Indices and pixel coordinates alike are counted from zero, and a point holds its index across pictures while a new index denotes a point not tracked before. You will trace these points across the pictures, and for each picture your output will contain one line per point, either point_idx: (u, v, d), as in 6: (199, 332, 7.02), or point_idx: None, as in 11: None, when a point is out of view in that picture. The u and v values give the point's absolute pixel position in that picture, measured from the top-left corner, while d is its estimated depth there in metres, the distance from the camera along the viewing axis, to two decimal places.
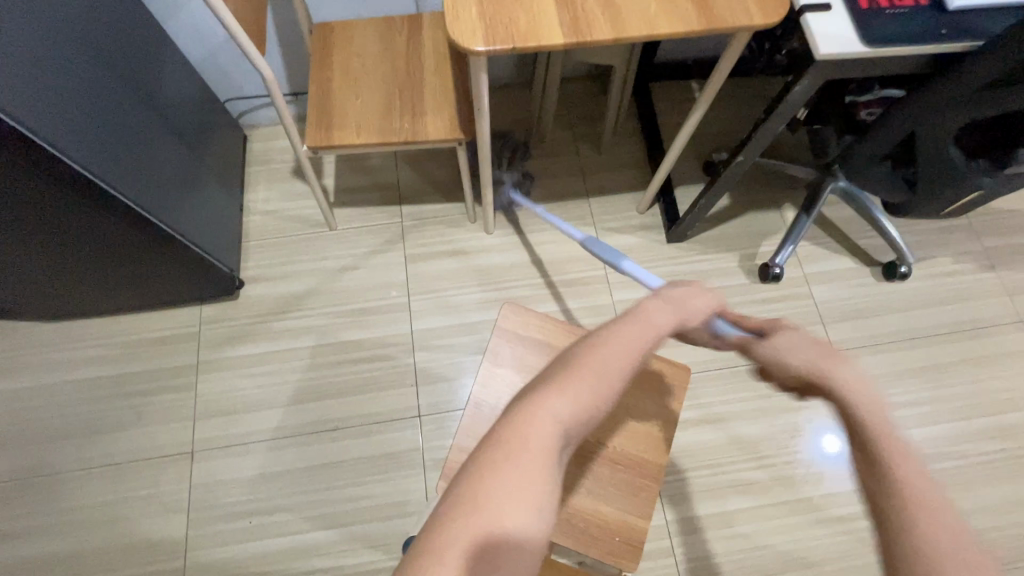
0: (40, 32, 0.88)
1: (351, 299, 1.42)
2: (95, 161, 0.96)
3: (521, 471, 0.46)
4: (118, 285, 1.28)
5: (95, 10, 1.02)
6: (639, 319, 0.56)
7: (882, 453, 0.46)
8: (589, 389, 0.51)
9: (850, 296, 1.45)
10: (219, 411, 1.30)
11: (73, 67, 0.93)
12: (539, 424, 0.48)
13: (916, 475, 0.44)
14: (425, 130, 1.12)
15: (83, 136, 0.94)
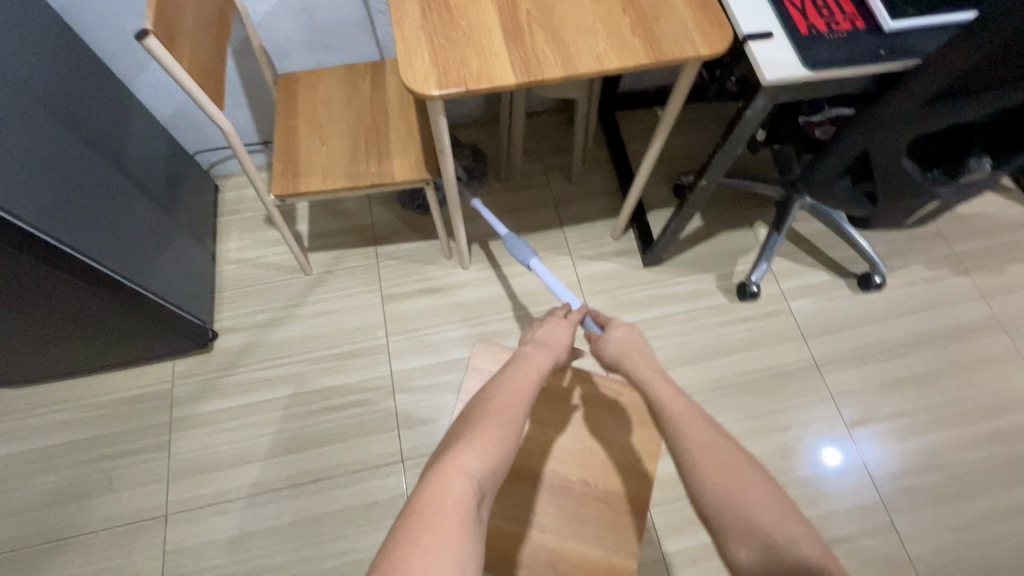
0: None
1: (328, 343, 1.40)
2: (55, 227, 0.94)
3: (447, 513, 0.52)
4: (85, 345, 1.24)
5: (55, 75, 1.03)
6: (520, 364, 0.73)
7: (684, 442, 0.63)
8: (493, 432, 0.62)
9: (828, 309, 1.45)
10: (194, 470, 1.26)
11: (32, 133, 0.94)
12: (455, 475, 0.56)
13: (700, 443, 0.62)
14: (391, 172, 1.13)
15: (42, 200, 0.93)
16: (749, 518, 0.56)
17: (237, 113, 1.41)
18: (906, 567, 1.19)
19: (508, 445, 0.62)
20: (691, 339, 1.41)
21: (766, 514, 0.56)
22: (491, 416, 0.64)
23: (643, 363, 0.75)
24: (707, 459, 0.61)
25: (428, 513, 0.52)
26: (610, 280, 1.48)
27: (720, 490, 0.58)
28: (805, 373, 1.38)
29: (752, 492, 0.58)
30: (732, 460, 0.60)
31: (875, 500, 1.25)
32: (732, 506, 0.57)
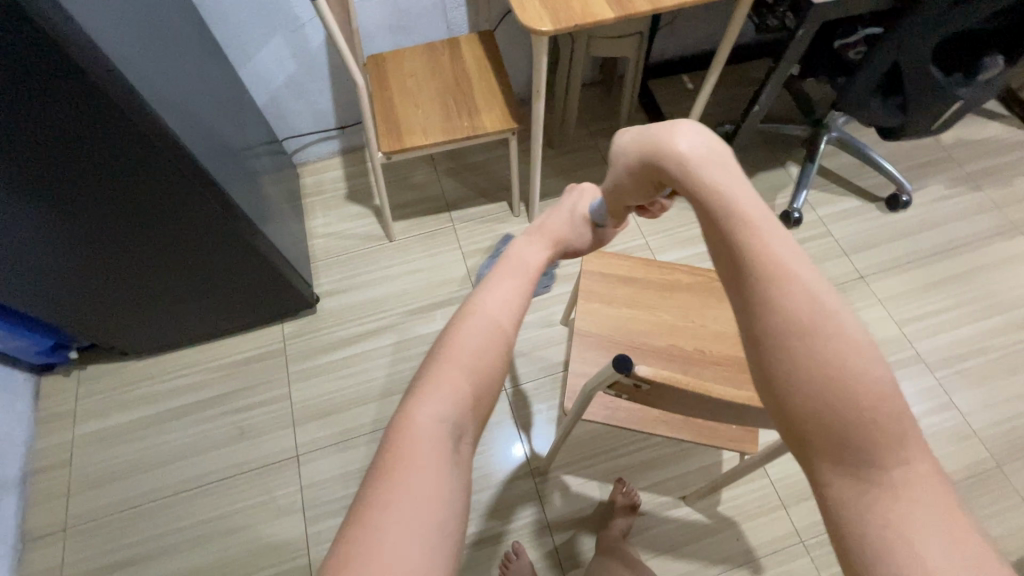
0: (178, 75, 1.06)
1: (421, 297, 1.54)
2: (218, 174, 1.11)
3: (421, 456, 0.49)
4: (212, 308, 1.38)
5: (203, 61, 1.21)
6: (500, 280, 0.68)
7: (762, 263, 0.44)
8: (466, 365, 0.57)
9: (864, 228, 1.62)
10: (317, 414, 1.38)
11: (198, 104, 1.12)
12: (429, 415, 0.52)
13: (794, 281, 0.42)
14: (483, 125, 1.29)
15: (207, 151, 1.09)
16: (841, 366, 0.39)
17: (321, 99, 1.58)
18: (970, 436, 1.32)
19: (481, 381, 0.57)
20: None
21: (872, 397, 0.38)
22: (453, 358, 0.57)
23: (724, 163, 0.52)
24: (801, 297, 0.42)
25: (399, 457, 0.48)
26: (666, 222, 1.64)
27: (803, 326, 0.40)
28: (851, 283, 1.53)
29: (857, 353, 0.39)
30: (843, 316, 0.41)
31: (933, 383, 1.39)
32: (821, 355, 0.39)
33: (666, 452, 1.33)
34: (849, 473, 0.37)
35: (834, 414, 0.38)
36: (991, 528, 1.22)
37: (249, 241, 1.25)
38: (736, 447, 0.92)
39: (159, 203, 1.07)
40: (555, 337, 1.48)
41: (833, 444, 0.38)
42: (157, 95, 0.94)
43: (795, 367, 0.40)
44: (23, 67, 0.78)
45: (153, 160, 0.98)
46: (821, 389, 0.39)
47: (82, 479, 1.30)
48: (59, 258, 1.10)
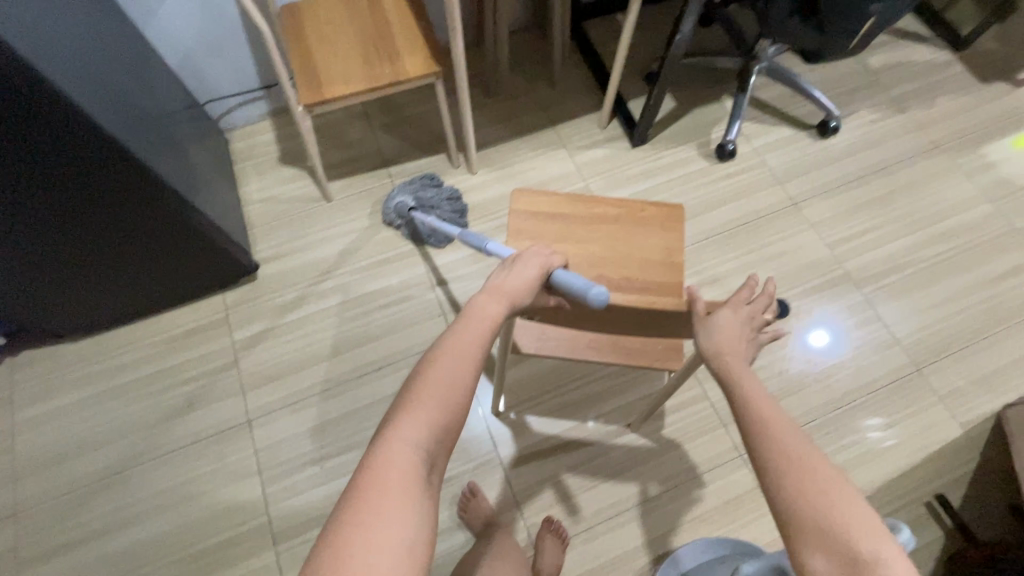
0: (68, 31, 0.99)
1: (364, 255, 1.52)
2: (121, 131, 1.04)
3: (392, 481, 0.57)
4: (145, 281, 1.34)
5: (94, 14, 1.13)
6: (470, 324, 0.73)
7: (759, 413, 0.61)
8: (434, 404, 0.64)
9: (796, 156, 1.65)
10: (265, 379, 1.37)
11: (95, 62, 1.05)
12: (400, 445, 0.60)
13: (787, 425, 0.59)
14: (405, 70, 1.25)
15: (107, 105, 1.02)
16: (813, 475, 0.54)
17: (239, 56, 1.50)
18: (892, 344, 1.41)
19: (448, 413, 0.64)
20: (685, 199, 1.59)
21: (849, 512, 0.51)
22: (425, 393, 0.64)
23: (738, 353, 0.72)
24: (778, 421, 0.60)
25: (373, 481, 0.57)
26: (605, 163, 1.64)
27: (794, 460, 0.56)
28: (784, 211, 1.58)
29: (841, 489, 0.53)
30: (810, 439, 0.58)
31: (860, 299, 1.46)
32: (809, 479, 0.54)
33: (612, 384, 1.38)
34: (836, 568, 0.50)
35: (810, 516, 0.52)
36: (910, 426, 1.32)
37: (171, 205, 1.19)
38: (661, 364, 1.03)
39: (67, 171, 1.01)
40: None
41: (818, 538, 0.51)
42: (30, 41, 0.87)
43: (781, 483, 0.55)
44: None
45: (39, 115, 0.91)
46: (800, 491, 0.54)
47: (27, 464, 1.28)
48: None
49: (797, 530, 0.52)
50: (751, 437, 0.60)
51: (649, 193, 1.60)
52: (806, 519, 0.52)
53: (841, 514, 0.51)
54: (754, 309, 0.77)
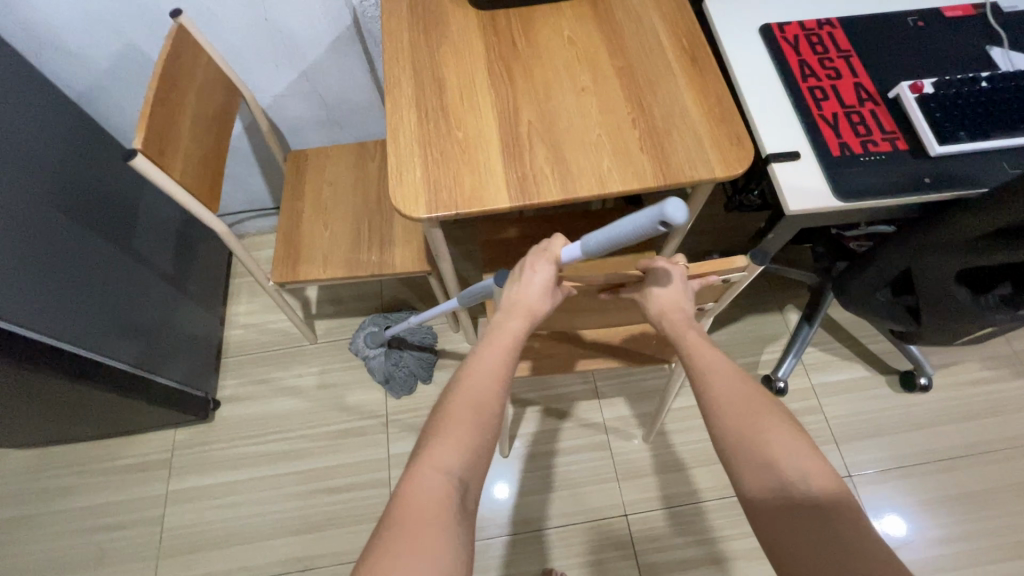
0: (9, 218, 0.89)
1: (329, 419, 1.37)
2: (31, 319, 0.90)
3: (425, 509, 0.55)
4: (87, 421, 1.24)
5: (65, 177, 1.02)
6: (491, 342, 0.72)
7: (700, 363, 0.67)
8: (463, 424, 0.63)
9: (865, 409, 1.32)
10: (185, 548, 1.24)
11: (43, 237, 0.95)
12: (431, 471, 0.58)
13: (725, 368, 0.66)
14: (392, 262, 1.09)
15: (19, 290, 0.88)
16: (758, 413, 0.60)
17: (251, 181, 1.41)
18: None
19: (478, 430, 0.63)
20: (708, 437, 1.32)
21: (784, 449, 0.56)
22: (456, 410, 0.64)
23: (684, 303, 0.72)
24: (717, 367, 0.66)
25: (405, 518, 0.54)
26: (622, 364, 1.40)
27: (736, 398, 0.62)
28: None
29: (774, 416, 0.60)
30: (748, 382, 0.64)
31: None
32: (740, 413, 0.60)
33: None
34: (767, 494, 0.55)
35: (747, 449, 0.58)
36: None
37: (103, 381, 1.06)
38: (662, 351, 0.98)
39: None
40: None
41: (754, 467, 0.56)
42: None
43: (721, 421, 0.61)
44: None
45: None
46: (738, 428, 0.59)
47: None
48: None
49: (739, 469, 0.57)
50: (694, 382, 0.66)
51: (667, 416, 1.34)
52: (744, 454, 0.57)
53: (773, 445, 0.57)
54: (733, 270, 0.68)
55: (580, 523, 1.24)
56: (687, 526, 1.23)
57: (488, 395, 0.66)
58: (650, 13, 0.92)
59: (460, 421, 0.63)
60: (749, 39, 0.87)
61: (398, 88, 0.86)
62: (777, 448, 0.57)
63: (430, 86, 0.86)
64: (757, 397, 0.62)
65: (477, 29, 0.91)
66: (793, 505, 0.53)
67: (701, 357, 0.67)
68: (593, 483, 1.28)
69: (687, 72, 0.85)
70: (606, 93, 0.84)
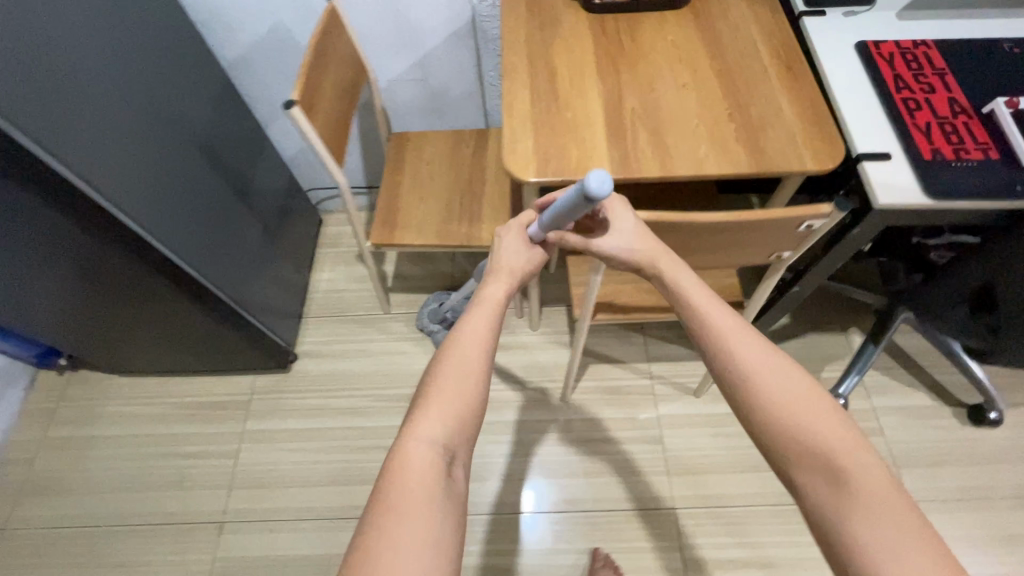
0: (174, 157, 1.06)
1: (394, 383, 1.45)
2: (176, 237, 1.05)
3: (412, 483, 0.53)
4: (189, 351, 1.39)
5: (213, 129, 1.18)
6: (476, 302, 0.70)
7: (720, 340, 0.62)
8: (451, 393, 0.60)
9: (928, 438, 1.30)
10: (254, 484, 1.33)
11: (194, 177, 1.11)
12: (417, 445, 0.56)
13: (754, 346, 0.60)
14: (480, 235, 1.19)
15: (169, 210, 1.03)
16: (795, 411, 0.56)
17: (351, 159, 1.55)
18: None
19: (469, 398, 0.60)
20: None
21: (828, 434, 0.54)
22: (442, 382, 0.60)
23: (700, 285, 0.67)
24: (754, 364, 0.59)
25: (392, 498, 0.53)
26: (679, 365, 1.43)
27: (772, 381, 0.57)
28: None
29: (811, 401, 0.56)
30: (778, 360, 0.59)
31: None
32: (773, 396, 0.57)
33: None
34: (822, 481, 0.53)
35: (790, 436, 0.55)
36: None
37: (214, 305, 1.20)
38: (731, 299, 1.08)
39: (139, 278, 1.07)
40: (517, 470, 1.32)
41: (803, 458, 0.54)
42: (88, 157, 0.86)
43: (755, 406, 0.57)
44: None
45: (82, 221, 0.91)
46: (781, 422, 0.56)
47: (38, 483, 1.35)
48: (27, 308, 1.11)
49: (787, 453, 0.55)
50: (717, 361, 0.61)
51: (722, 420, 1.36)
52: (790, 446, 0.55)
53: (817, 432, 0.54)
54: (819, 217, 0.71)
55: (628, 511, 1.26)
56: (735, 528, 1.23)
57: (475, 366, 0.62)
58: (748, 24, 1.00)
59: (445, 398, 0.59)
60: (844, 52, 0.93)
61: (515, 73, 0.96)
62: (818, 432, 0.54)
63: (543, 72, 0.96)
64: (801, 382, 0.57)
65: (587, 28, 1.02)
66: (849, 491, 0.51)
67: (720, 325, 0.63)
68: (642, 475, 1.30)
69: (781, 77, 0.92)
70: (705, 90, 0.91)
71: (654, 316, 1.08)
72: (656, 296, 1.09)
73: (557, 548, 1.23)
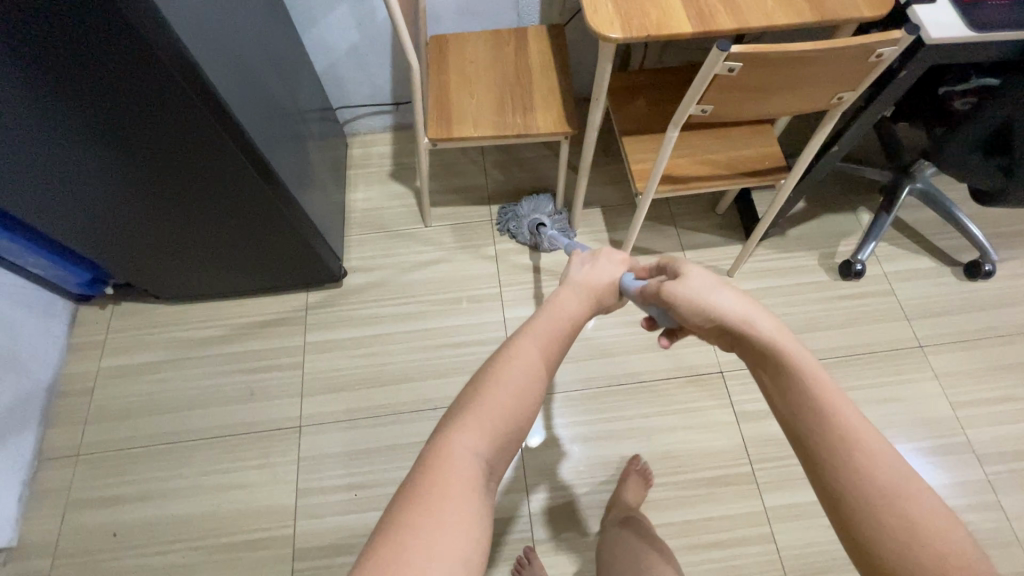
0: (243, 46, 1.06)
1: (445, 288, 1.51)
2: (255, 128, 1.06)
3: (454, 488, 0.50)
4: (240, 269, 1.39)
5: (265, 27, 1.18)
6: (544, 323, 0.68)
7: (830, 422, 0.49)
8: (498, 415, 0.57)
9: (932, 294, 1.47)
10: (324, 388, 1.38)
11: (258, 70, 1.12)
12: (464, 451, 0.53)
13: (877, 455, 0.47)
14: (535, 124, 1.24)
15: (245, 99, 1.04)
16: (920, 522, 0.44)
17: (380, 72, 1.56)
18: (1006, 543, 1.21)
19: (516, 425, 0.58)
20: (792, 312, 1.46)
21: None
22: (492, 400, 0.58)
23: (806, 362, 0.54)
24: (885, 480, 0.46)
25: (429, 484, 0.50)
26: (711, 250, 1.54)
27: (893, 499, 0.45)
28: (905, 351, 1.41)
29: (954, 547, 0.42)
30: (910, 479, 0.46)
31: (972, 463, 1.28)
32: (907, 522, 0.44)
33: (671, 492, 1.26)
34: None
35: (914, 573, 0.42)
36: None
37: (282, 205, 1.20)
38: (775, 166, 1.18)
39: (215, 173, 1.07)
40: (575, 354, 1.41)
41: None
42: (180, 19, 0.84)
43: (871, 522, 0.45)
44: (98, 37, 0.79)
45: (165, 95, 0.89)
46: (897, 543, 0.43)
47: (102, 411, 1.36)
48: (89, 203, 1.10)
49: None
50: (821, 458, 0.48)
51: (754, 294, 1.49)
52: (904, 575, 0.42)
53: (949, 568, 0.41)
54: (889, 45, 0.80)
55: (680, 378, 1.38)
56: None
57: (525, 388, 0.60)
58: None
59: (491, 413, 0.57)
60: None
61: None
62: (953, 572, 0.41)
63: None
64: (938, 509, 0.44)
65: None
66: None
67: (832, 413, 0.50)
68: (688, 345, 1.42)
69: None
70: None
71: (707, 184, 1.16)
72: (708, 167, 1.18)
73: (620, 415, 1.34)
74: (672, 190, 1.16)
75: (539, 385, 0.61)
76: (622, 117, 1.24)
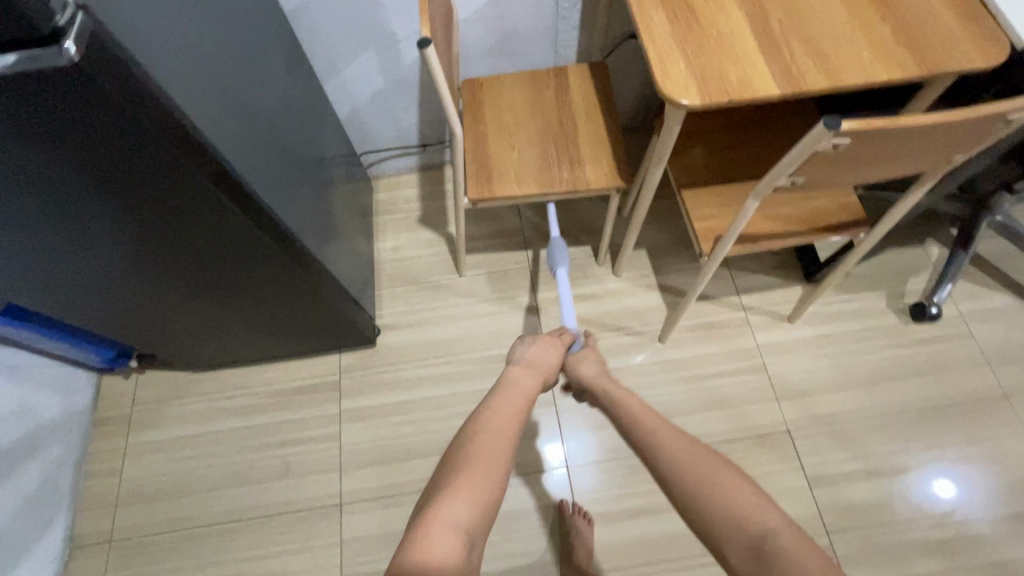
0: (264, 116, 0.96)
1: (485, 345, 1.42)
2: (282, 207, 0.96)
3: (431, 562, 0.55)
4: (266, 336, 1.30)
5: (286, 86, 1.08)
6: (505, 395, 0.80)
7: (712, 495, 0.65)
8: (472, 481, 0.65)
9: (1016, 336, 1.35)
10: (365, 461, 1.30)
11: (281, 138, 1.02)
12: (442, 526, 0.59)
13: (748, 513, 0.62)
14: (584, 179, 1.13)
15: (271, 178, 0.93)
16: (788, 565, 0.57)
17: (406, 116, 1.46)
18: None
19: (489, 493, 0.65)
20: (862, 361, 1.35)
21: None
22: (474, 465, 0.66)
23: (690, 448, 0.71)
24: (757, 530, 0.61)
25: (409, 560, 0.56)
26: (770, 294, 1.43)
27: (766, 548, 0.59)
28: (990, 402, 1.29)
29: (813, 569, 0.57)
30: (774, 525, 0.61)
31: None
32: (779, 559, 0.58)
33: None
34: None
35: None
36: None
37: (311, 277, 1.10)
38: (856, 219, 1.06)
39: (235, 258, 0.97)
40: None
41: None
42: (197, 111, 0.73)
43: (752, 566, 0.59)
44: (104, 143, 0.68)
45: (179, 194, 0.78)
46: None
47: (132, 494, 1.29)
48: (103, 295, 1.00)
49: None
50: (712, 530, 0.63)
51: (819, 341, 1.38)
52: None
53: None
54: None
55: (745, 439, 1.28)
56: (848, 440, 1.27)
57: (494, 455, 0.69)
58: None
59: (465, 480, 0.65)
60: None
61: None
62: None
63: None
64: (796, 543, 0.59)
65: None
66: None
67: (717, 485, 0.65)
68: (751, 402, 1.32)
69: None
70: None
71: (781, 242, 1.05)
72: (780, 223, 1.07)
73: None
74: (742, 251, 1.05)
75: (508, 449, 0.70)
76: (680, 168, 1.13)
